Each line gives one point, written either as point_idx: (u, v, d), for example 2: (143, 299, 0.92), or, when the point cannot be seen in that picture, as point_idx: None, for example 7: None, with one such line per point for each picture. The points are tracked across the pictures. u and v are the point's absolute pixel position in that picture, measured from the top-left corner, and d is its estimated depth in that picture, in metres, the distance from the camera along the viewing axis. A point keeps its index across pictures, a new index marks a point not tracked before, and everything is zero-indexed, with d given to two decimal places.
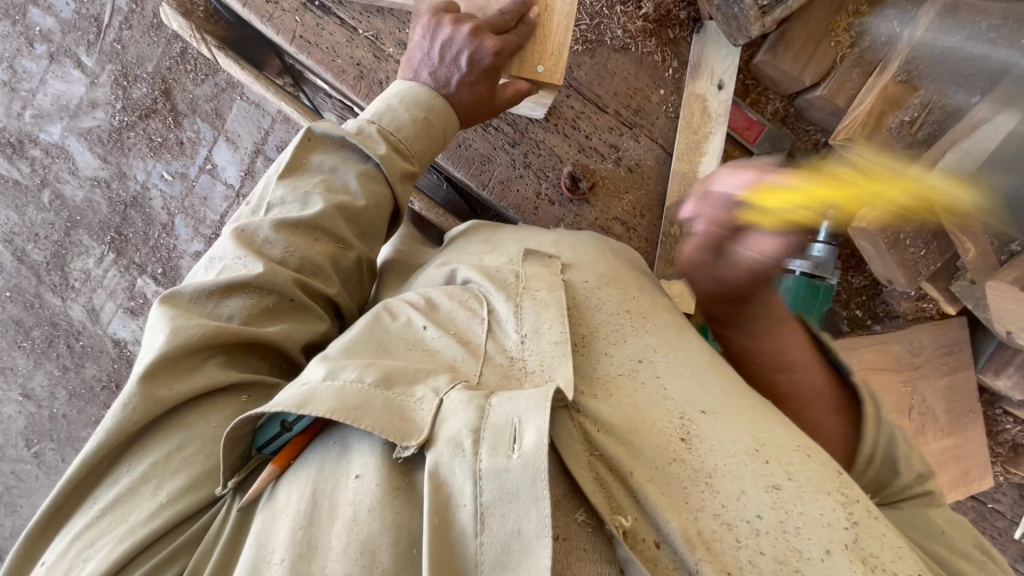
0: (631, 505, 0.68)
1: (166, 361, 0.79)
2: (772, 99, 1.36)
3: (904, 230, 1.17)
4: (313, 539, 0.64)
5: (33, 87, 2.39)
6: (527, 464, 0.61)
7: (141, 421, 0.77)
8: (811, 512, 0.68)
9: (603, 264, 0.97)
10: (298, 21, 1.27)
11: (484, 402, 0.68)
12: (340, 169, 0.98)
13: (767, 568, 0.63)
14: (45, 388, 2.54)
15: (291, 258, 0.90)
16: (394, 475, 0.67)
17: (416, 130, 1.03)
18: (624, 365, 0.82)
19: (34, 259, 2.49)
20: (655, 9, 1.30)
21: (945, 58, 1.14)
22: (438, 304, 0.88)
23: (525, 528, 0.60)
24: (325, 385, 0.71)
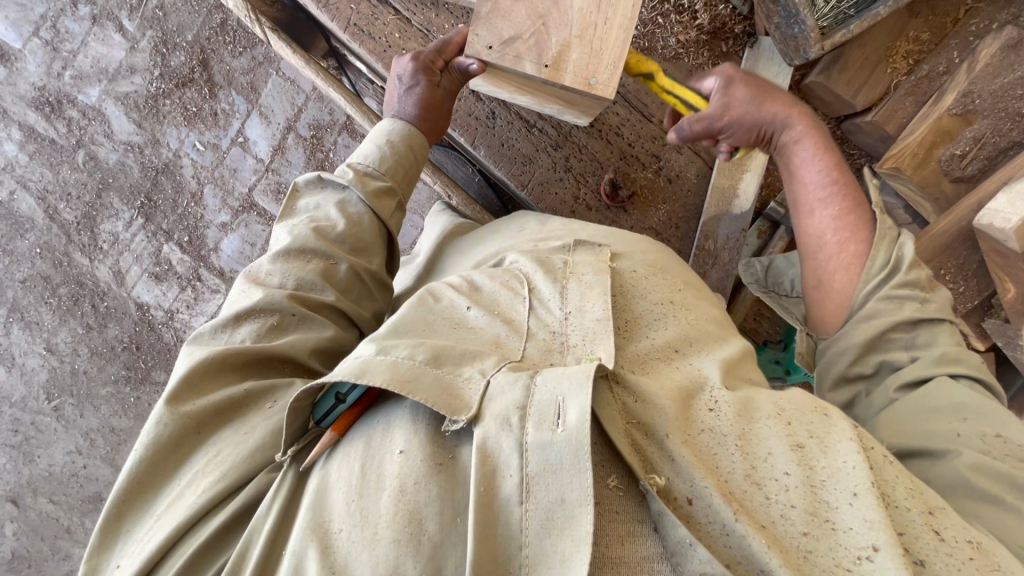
0: (663, 463, 0.68)
1: (185, 387, 0.83)
2: (818, 121, 1.33)
3: (945, 265, 1.14)
4: (365, 509, 0.66)
5: (74, 48, 2.41)
6: (570, 437, 0.63)
7: (175, 434, 0.81)
8: (839, 460, 0.66)
9: (650, 256, 1.01)
10: (352, 9, 1.28)
11: (529, 381, 0.70)
12: (321, 205, 1.06)
13: (799, 520, 0.63)
14: (68, 344, 2.60)
15: (288, 281, 0.96)
16: (438, 449, 0.70)
17: (395, 158, 1.10)
18: (661, 347, 0.83)
19: (65, 218, 2.53)
20: (710, 21, 1.29)
21: (1003, 95, 1.13)
22: (480, 286, 0.92)
23: (569, 496, 0.62)
24: (378, 359, 0.75)
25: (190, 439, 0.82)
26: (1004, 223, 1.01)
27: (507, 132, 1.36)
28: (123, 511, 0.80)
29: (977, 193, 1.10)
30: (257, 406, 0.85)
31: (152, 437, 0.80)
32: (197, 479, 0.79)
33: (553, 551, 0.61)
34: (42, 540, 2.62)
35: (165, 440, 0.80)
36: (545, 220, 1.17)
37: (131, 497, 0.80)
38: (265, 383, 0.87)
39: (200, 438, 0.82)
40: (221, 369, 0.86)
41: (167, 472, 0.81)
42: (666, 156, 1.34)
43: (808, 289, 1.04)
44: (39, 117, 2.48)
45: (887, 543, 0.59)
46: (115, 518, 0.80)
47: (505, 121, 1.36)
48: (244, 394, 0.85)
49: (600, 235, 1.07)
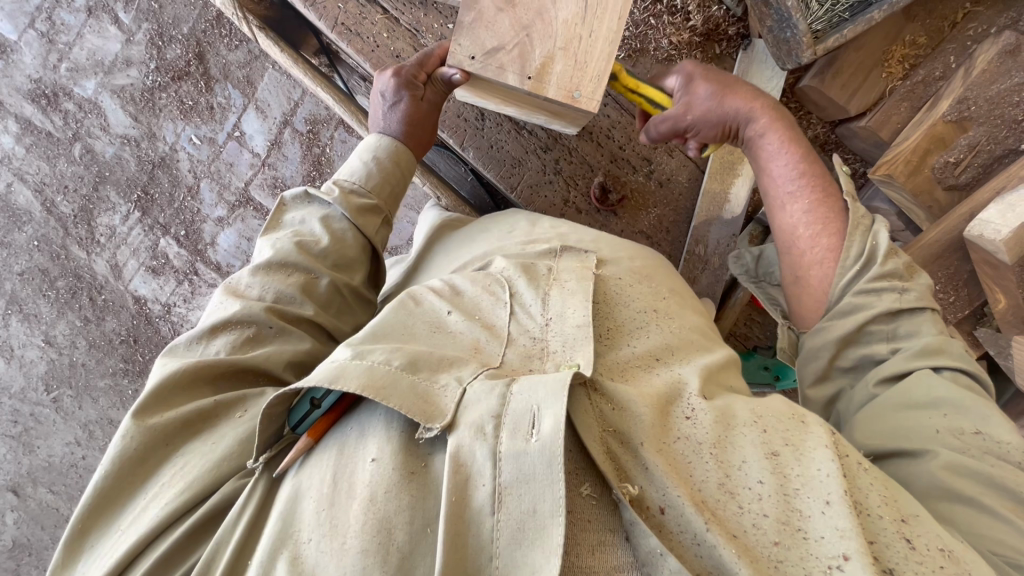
0: (637, 472, 0.67)
1: (154, 399, 0.83)
2: (813, 124, 1.32)
3: (936, 275, 1.12)
4: (335, 517, 0.66)
5: (70, 40, 2.40)
6: (544, 446, 0.63)
7: (141, 447, 0.81)
8: (811, 466, 0.65)
9: (636, 262, 0.99)
10: (340, 8, 1.26)
11: (505, 389, 0.70)
12: (306, 218, 1.06)
13: (771, 530, 0.62)
14: (66, 337, 2.61)
15: (268, 294, 0.96)
16: (410, 457, 0.70)
17: (382, 175, 1.10)
18: (642, 355, 0.82)
19: (62, 211, 2.53)
20: (704, 22, 1.26)
21: (999, 101, 1.10)
22: (461, 291, 0.91)
23: (541, 507, 0.62)
24: (354, 364, 0.74)
25: (158, 450, 0.83)
26: (994, 235, 0.99)
27: (496, 134, 1.34)
28: (88, 524, 0.80)
29: (968, 204, 1.09)
30: (228, 415, 0.86)
31: (119, 450, 0.81)
32: (165, 490, 0.79)
33: (524, 562, 0.61)
34: (42, 530, 2.65)
35: (132, 453, 0.81)
36: (534, 221, 1.16)
37: (98, 510, 0.80)
38: (236, 393, 0.88)
39: (169, 450, 0.83)
40: (191, 382, 0.86)
41: (136, 484, 0.81)
42: (657, 159, 1.33)
43: (784, 283, 1.04)
44: (35, 110, 2.47)
45: (856, 551, 0.58)
46: (81, 533, 0.80)
47: (494, 122, 1.34)
48: (214, 404, 0.86)
49: (587, 239, 1.06)
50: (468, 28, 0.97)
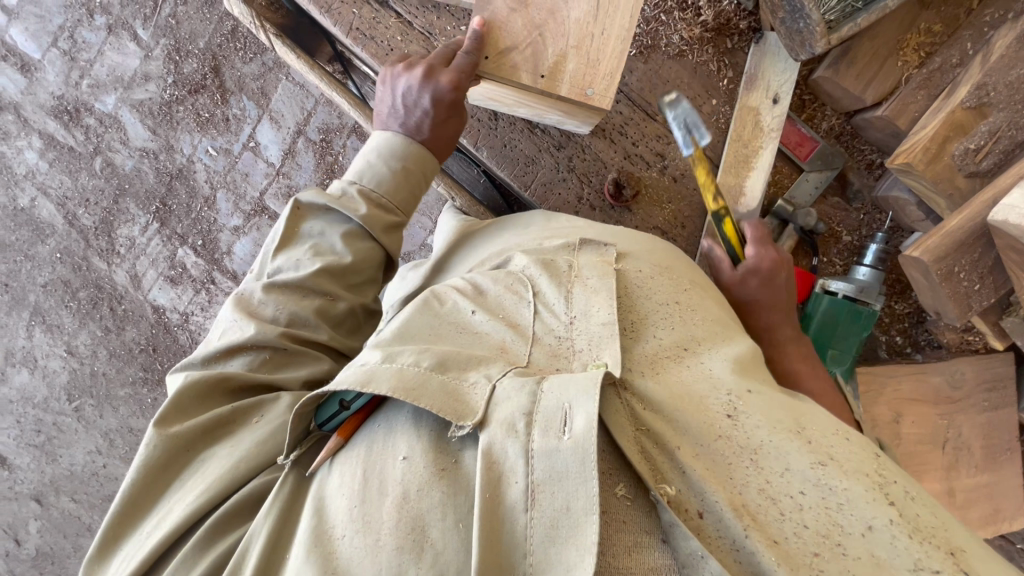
0: (675, 474, 0.66)
1: (174, 408, 0.85)
2: (828, 116, 1.33)
3: (959, 263, 1.09)
4: (368, 514, 0.66)
5: (91, 57, 2.47)
6: (575, 446, 0.62)
7: (164, 455, 0.82)
8: (854, 487, 0.62)
9: (657, 257, 0.99)
10: (354, 13, 1.28)
11: (535, 386, 0.69)
12: (327, 232, 0.99)
13: (810, 541, 0.60)
14: (88, 347, 2.66)
15: (281, 315, 0.93)
16: (443, 454, 0.70)
17: (400, 179, 1.02)
18: (669, 346, 0.82)
19: (84, 223, 2.59)
20: (715, 17, 1.27)
21: (1020, 86, 1.09)
22: (484, 289, 0.91)
23: (575, 505, 0.61)
24: (384, 367, 0.74)
25: (181, 457, 0.84)
26: (1019, 218, 0.96)
27: (509, 134, 1.35)
28: (117, 533, 0.81)
29: (992, 189, 1.06)
30: (245, 421, 0.87)
31: (142, 458, 0.82)
32: (186, 495, 0.80)
33: (558, 560, 0.60)
34: (65, 538, 2.69)
35: (154, 460, 0.82)
36: (553, 217, 1.16)
37: (124, 519, 0.82)
38: (253, 399, 0.89)
39: (190, 455, 0.84)
40: (208, 392, 0.88)
41: (159, 491, 0.82)
42: (671, 155, 1.33)
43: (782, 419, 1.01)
44: (58, 126, 2.54)
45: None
46: (112, 539, 0.81)
47: (507, 122, 1.36)
48: (232, 411, 0.87)
49: (607, 234, 1.07)
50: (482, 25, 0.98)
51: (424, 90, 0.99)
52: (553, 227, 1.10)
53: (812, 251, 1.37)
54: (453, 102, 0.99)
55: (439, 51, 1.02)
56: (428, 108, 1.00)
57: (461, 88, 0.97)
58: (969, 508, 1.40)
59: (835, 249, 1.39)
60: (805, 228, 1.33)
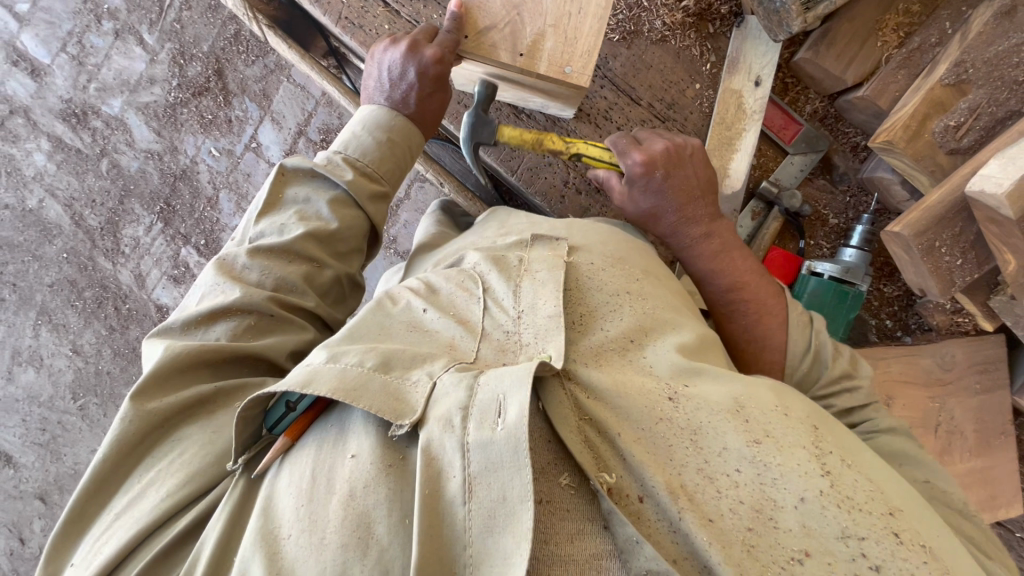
0: (615, 461, 0.65)
1: (152, 382, 0.83)
2: (812, 99, 1.34)
3: (941, 238, 1.09)
4: (314, 513, 0.64)
5: (98, 62, 2.53)
6: (509, 436, 0.61)
7: (139, 433, 0.82)
8: (790, 463, 0.61)
9: (614, 247, 0.91)
10: (345, 4, 1.32)
11: (472, 381, 0.68)
12: (313, 198, 1.01)
13: (744, 517, 0.59)
14: (93, 346, 2.70)
15: (267, 279, 0.94)
16: (389, 450, 0.69)
17: (390, 154, 1.05)
18: (617, 340, 0.77)
19: (90, 224, 2.65)
20: (696, 2, 1.29)
21: (998, 62, 1.09)
22: (437, 288, 0.87)
23: (510, 494, 0.60)
24: (326, 367, 0.72)
25: (154, 434, 0.84)
26: (994, 189, 0.96)
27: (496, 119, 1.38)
28: (91, 509, 0.82)
29: (971, 163, 1.08)
30: (227, 404, 0.88)
31: (115, 435, 0.81)
32: (161, 477, 0.81)
33: (497, 549, 0.59)
34: None
35: (130, 437, 0.81)
36: (510, 213, 1.07)
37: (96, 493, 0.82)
38: (237, 380, 0.89)
39: (165, 433, 0.84)
40: (190, 365, 0.87)
41: (131, 469, 0.83)
42: None
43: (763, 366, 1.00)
44: (66, 129, 2.60)
45: (818, 548, 0.57)
46: (80, 515, 0.82)
47: (493, 108, 1.38)
48: (215, 391, 0.87)
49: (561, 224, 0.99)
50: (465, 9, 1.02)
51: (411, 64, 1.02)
52: (508, 224, 1.01)
53: (798, 233, 1.39)
54: (437, 76, 1.02)
55: (421, 29, 1.06)
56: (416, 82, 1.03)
57: (445, 61, 1.00)
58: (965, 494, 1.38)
59: (821, 231, 1.40)
60: (791, 210, 1.34)
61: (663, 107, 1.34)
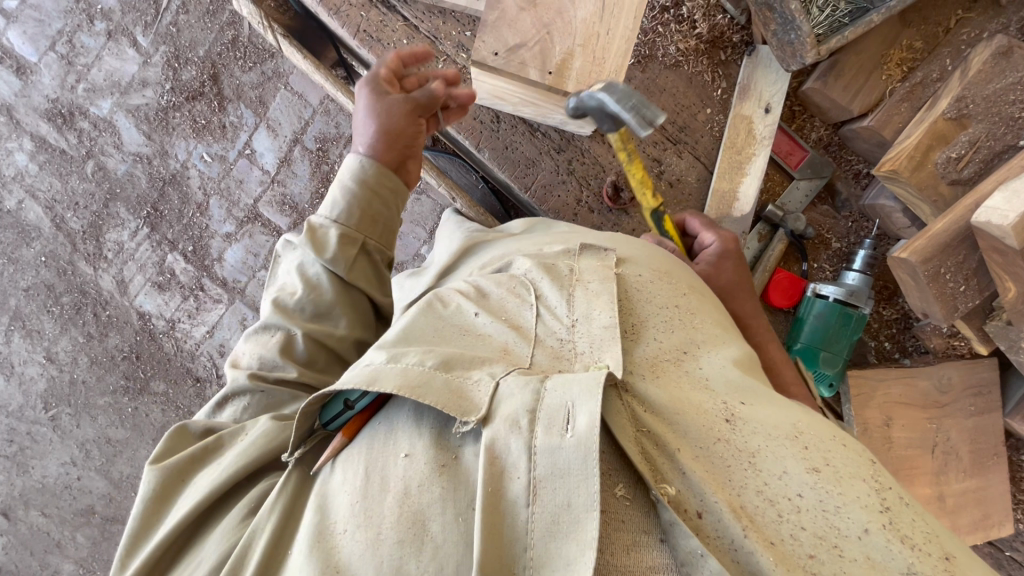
0: (674, 474, 0.65)
1: (166, 448, 0.89)
2: (817, 127, 1.38)
3: (945, 265, 1.13)
4: (369, 509, 0.66)
5: (88, 62, 2.47)
6: (579, 443, 0.60)
7: (164, 483, 0.85)
8: (851, 495, 0.62)
9: (658, 260, 0.92)
10: (363, 16, 1.32)
11: (539, 385, 0.67)
12: (293, 271, 1.02)
13: (806, 542, 0.59)
14: (68, 354, 2.59)
15: (259, 355, 0.98)
16: (443, 449, 0.68)
17: (358, 199, 1.04)
18: (670, 351, 0.79)
19: (71, 227, 2.55)
20: (709, 30, 1.32)
21: (996, 99, 1.15)
22: (487, 293, 0.87)
23: (575, 501, 0.59)
24: (388, 367, 0.72)
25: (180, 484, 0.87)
26: (1001, 220, 1.02)
27: (511, 136, 1.38)
28: (125, 560, 0.80)
29: (974, 195, 1.11)
30: (233, 439, 0.90)
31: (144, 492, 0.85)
32: (190, 497, 0.83)
33: (558, 554, 0.58)
34: (31, 554, 2.58)
35: (152, 494, 0.84)
36: (551, 226, 1.10)
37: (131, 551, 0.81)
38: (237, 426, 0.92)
39: (184, 485, 0.86)
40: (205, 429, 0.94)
41: (167, 509, 0.84)
42: (667, 161, 1.37)
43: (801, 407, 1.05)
44: (51, 128, 2.52)
45: None
46: (129, 552, 0.81)
47: (509, 125, 1.38)
48: (217, 439, 0.90)
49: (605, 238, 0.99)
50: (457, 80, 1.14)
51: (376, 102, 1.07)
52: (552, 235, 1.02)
53: (802, 255, 1.42)
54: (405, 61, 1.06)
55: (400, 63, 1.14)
56: (378, 117, 1.06)
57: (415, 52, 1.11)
58: (960, 514, 1.41)
59: (825, 254, 1.44)
60: (795, 232, 1.38)
61: (675, 129, 1.37)
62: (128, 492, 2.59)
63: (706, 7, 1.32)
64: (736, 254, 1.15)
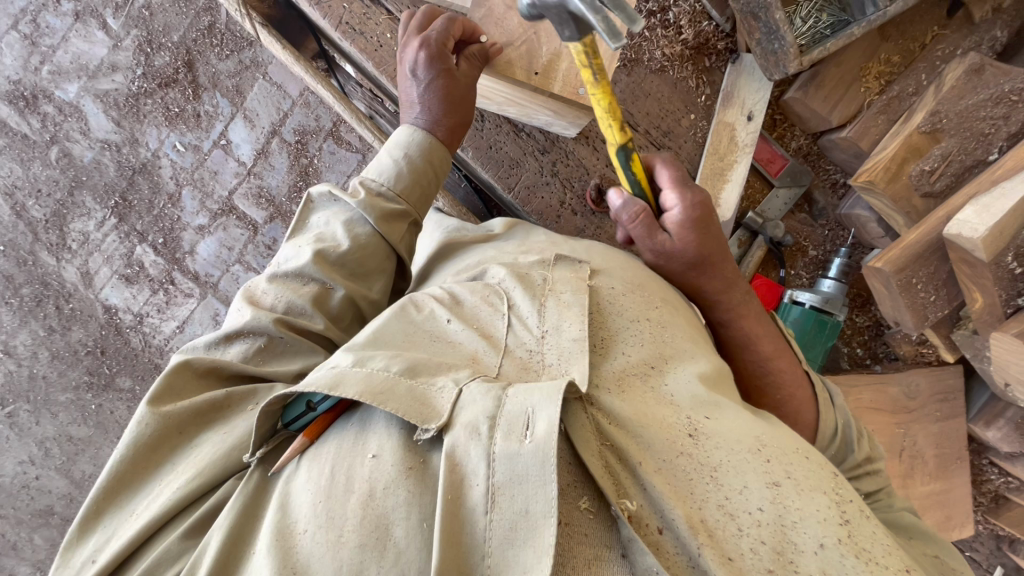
0: (635, 489, 0.65)
1: (167, 389, 0.82)
2: (796, 136, 1.41)
3: (918, 275, 1.16)
4: (332, 511, 0.61)
5: (54, 44, 2.36)
6: (537, 449, 0.59)
7: (155, 435, 0.79)
8: (808, 507, 0.62)
9: (631, 272, 0.91)
10: (346, 8, 1.28)
11: (501, 391, 0.66)
12: (331, 223, 0.95)
13: (766, 557, 0.59)
14: (28, 348, 2.48)
15: (279, 303, 0.89)
16: (411, 453, 0.65)
17: (412, 177, 0.99)
18: (637, 364, 0.77)
19: (33, 215, 2.44)
20: (695, 36, 1.33)
21: (968, 114, 1.18)
22: (461, 300, 0.85)
23: (533, 508, 0.58)
24: (354, 371, 0.69)
25: (170, 440, 0.81)
26: (971, 233, 1.04)
27: (495, 135, 1.36)
28: (94, 521, 0.76)
29: (945, 208, 1.14)
30: (240, 407, 0.84)
31: (131, 439, 0.79)
32: (177, 475, 0.77)
33: (515, 562, 0.57)
34: None
35: (145, 441, 0.79)
36: (532, 231, 1.06)
37: (112, 493, 0.77)
38: (248, 386, 0.86)
39: (181, 438, 0.81)
40: (204, 373, 0.86)
41: (148, 471, 0.79)
42: None
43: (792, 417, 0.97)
44: (12, 111, 2.40)
45: None
46: (94, 516, 0.76)
47: (493, 124, 1.37)
48: (227, 395, 0.84)
49: (580, 249, 0.98)
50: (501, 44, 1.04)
51: (433, 84, 1.00)
52: (528, 242, 1.00)
53: (780, 262, 1.44)
54: (444, 55, 0.99)
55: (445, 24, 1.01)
56: (434, 110, 1.01)
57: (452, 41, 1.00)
58: (925, 515, 1.45)
59: (801, 262, 1.47)
60: (774, 240, 1.40)
61: (659, 134, 1.37)
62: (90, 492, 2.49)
63: (692, 13, 1.32)
64: (697, 225, 0.96)
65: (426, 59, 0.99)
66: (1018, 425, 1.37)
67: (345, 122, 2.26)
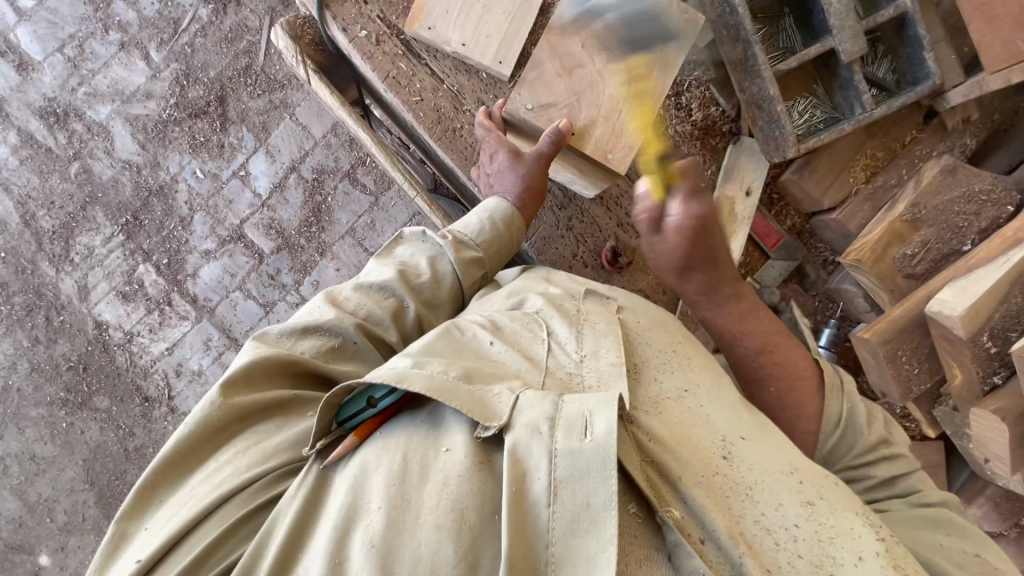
0: (676, 501, 0.70)
1: (244, 378, 0.83)
2: (791, 215, 1.52)
3: (902, 348, 1.25)
4: (409, 491, 0.66)
5: (95, 68, 2.47)
6: (598, 448, 0.65)
7: (226, 416, 0.81)
8: (841, 524, 0.70)
9: (653, 310, 0.98)
10: (394, 64, 1.41)
11: (557, 398, 0.71)
12: (416, 255, 1.08)
13: (804, 569, 0.66)
14: (8, 357, 2.43)
15: (360, 309, 0.97)
16: (477, 449, 0.70)
17: (492, 233, 1.13)
18: (671, 390, 0.83)
19: (41, 226, 2.46)
20: (703, 118, 1.47)
21: (943, 209, 1.31)
22: (501, 325, 0.90)
23: (595, 501, 0.63)
24: (414, 372, 0.75)
25: (235, 424, 0.82)
26: (951, 311, 1.15)
27: None
28: (156, 490, 0.79)
29: (926, 288, 1.25)
30: (302, 411, 0.87)
31: (200, 416, 0.80)
32: (237, 458, 0.79)
33: (580, 551, 0.62)
34: None
35: (216, 420, 0.81)
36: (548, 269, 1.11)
37: (159, 480, 0.79)
38: (313, 393, 0.89)
39: (244, 424, 0.83)
40: (275, 370, 0.87)
41: (212, 449, 0.81)
42: None
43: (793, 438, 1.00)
44: (41, 126, 2.48)
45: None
46: (154, 485, 0.79)
47: None
48: (294, 396, 0.87)
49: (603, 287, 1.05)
50: (568, 121, 1.18)
51: (509, 166, 1.20)
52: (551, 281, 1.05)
53: None
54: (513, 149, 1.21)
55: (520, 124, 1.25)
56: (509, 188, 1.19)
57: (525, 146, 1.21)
58: None
59: None
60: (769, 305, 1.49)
61: None
62: (42, 516, 2.36)
63: (702, 99, 1.47)
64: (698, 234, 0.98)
65: (501, 153, 1.22)
66: (995, 504, 1.42)
67: (362, 166, 2.39)
